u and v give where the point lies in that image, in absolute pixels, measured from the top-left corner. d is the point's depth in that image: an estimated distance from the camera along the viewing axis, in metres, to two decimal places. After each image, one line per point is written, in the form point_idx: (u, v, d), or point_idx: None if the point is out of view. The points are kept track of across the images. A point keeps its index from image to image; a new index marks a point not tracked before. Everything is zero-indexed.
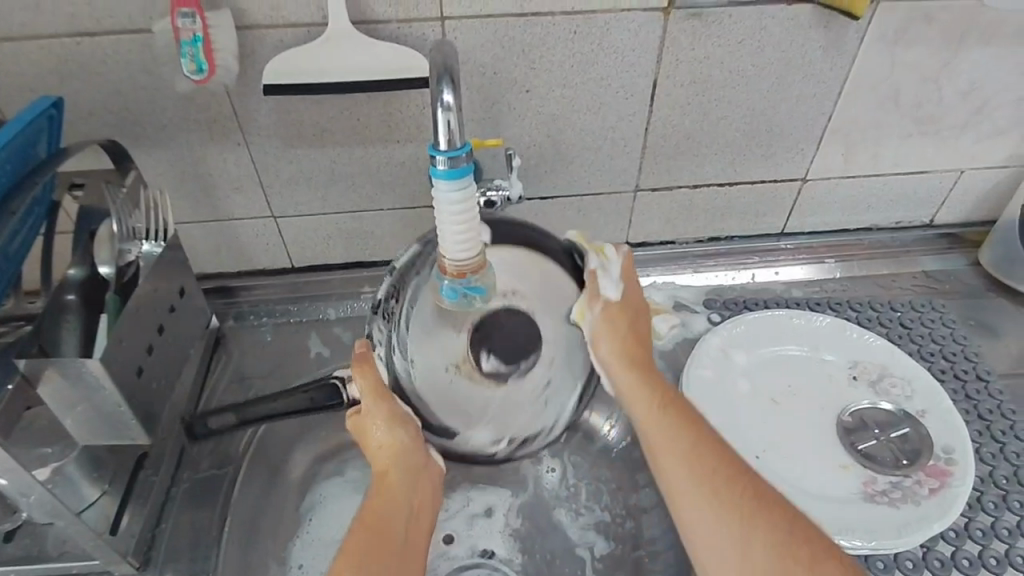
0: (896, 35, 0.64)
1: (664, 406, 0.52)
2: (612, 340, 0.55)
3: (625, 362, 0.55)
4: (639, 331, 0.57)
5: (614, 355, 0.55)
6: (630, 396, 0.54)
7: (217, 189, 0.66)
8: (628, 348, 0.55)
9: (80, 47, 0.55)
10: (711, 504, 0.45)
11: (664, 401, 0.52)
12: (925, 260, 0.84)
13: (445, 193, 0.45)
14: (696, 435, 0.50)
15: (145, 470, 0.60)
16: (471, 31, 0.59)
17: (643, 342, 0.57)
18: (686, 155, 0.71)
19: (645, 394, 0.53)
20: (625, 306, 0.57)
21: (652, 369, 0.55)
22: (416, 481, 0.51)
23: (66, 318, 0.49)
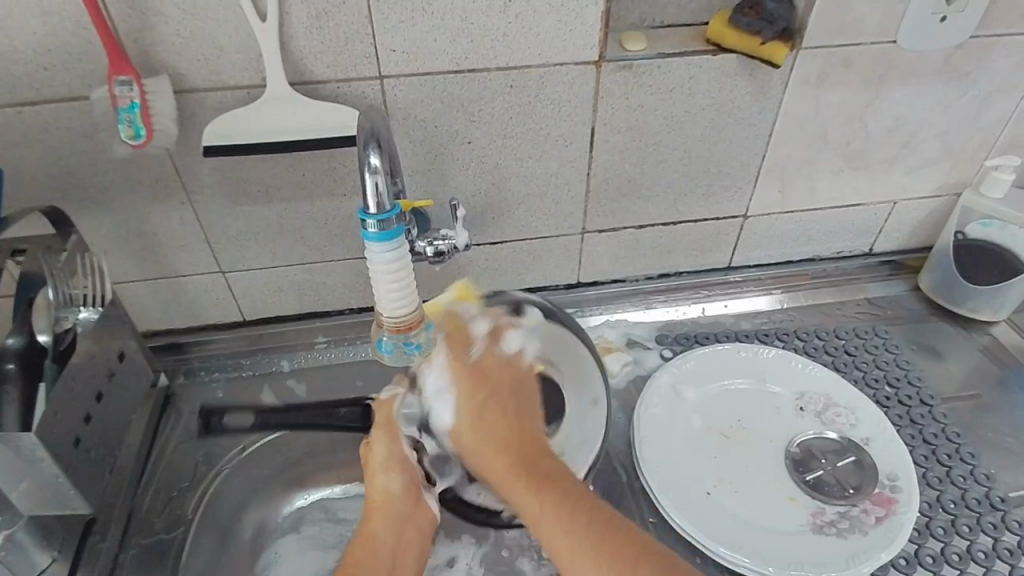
0: (818, 80, 0.68)
1: (530, 483, 0.45)
2: (464, 398, 0.49)
3: (497, 444, 0.47)
4: (524, 408, 0.49)
5: (468, 422, 0.48)
6: (501, 481, 0.47)
7: (163, 248, 0.66)
8: (488, 419, 0.48)
9: (18, 116, 0.56)
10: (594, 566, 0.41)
11: (521, 470, 0.45)
12: (869, 287, 0.87)
13: (378, 254, 0.49)
14: (554, 503, 0.44)
15: (93, 537, 0.60)
16: (410, 88, 0.60)
17: (530, 404, 0.50)
18: (628, 197, 0.73)
19: (507, 464, 0.46)
20: (522, 376, 0.51)
21: (532, 429, 0.49)
22: (401, 531, 0.51)
23: (4, 390, 0.48)
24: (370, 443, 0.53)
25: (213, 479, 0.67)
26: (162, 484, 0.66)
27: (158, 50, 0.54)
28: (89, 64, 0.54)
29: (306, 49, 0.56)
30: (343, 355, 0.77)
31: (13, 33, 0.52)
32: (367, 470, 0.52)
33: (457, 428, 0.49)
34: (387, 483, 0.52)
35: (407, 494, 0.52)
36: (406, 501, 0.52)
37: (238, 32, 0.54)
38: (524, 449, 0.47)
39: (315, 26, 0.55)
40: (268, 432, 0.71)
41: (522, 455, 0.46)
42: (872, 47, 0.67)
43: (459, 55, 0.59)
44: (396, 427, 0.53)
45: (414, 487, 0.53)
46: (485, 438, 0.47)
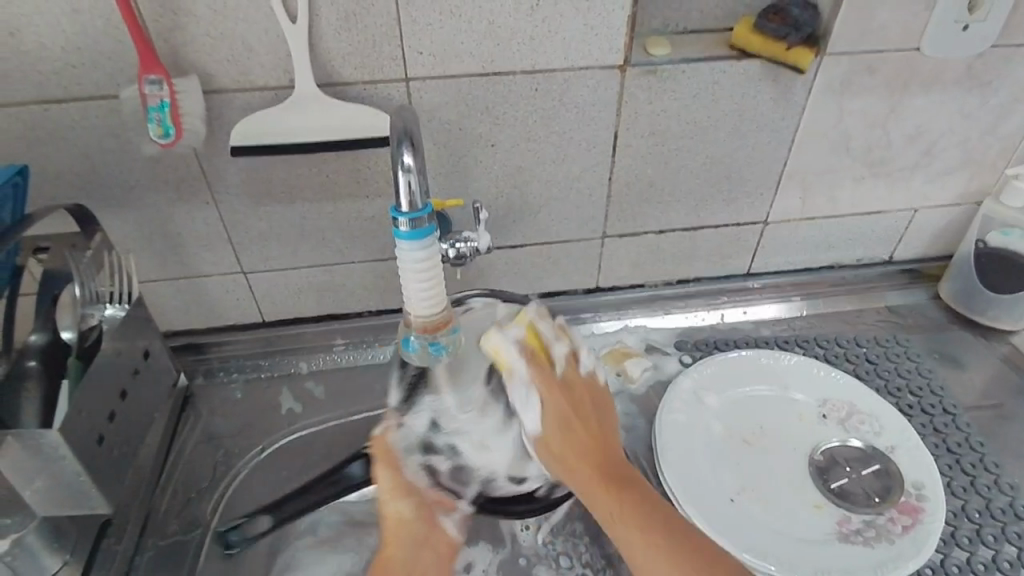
0: (841, 86, 0.68)
1: (615, 495, 0.51)
2: (552, 408, 0.51)
3: (585, 451, 0.51)
4: (605, 422, 0.54)
5: (552, 420, 0.51)
6: (586, 486, 0.51)
7: (186, 248, 0.67)
8: (573, 426, 0.51)
9: (48, 114, 0.56)
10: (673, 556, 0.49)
11: (605, 483, 0.51)
12: (890, 295, 0.86)
13: (412, 256, 0.51)
14: (643, 517, 0.51)
15: (108, 539, 0.59)
16: (435, 90, 0.60)
17: (607, 415, 0.55)
18: (650, 202, 0.73)
19: (596, 480, 0.51)
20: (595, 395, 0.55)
21: (611, 453, 0.53)
22: (418, 549, 0.55)
23: (25, 387, 0.50)
24: (377, 473, 0.55)
25: (233, 481, 0.67)
26: (180, 487, 0.66)
27: (188, 50, 0.54)
28: (120, 63, 0.54)
29: (334, 50, 0.56)
30: (362, 357, 0.77)
31: (46, 32, 0.52)
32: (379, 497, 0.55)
33: (546, 424, 0.51)
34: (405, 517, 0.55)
35: (419, 516, 0.56)
36: (419, 526, 0.56)
37: (268, 33, 0.55)
38: (615, 470, 0.52)
39: (344, 28, 0.55)
40: (286, 434, 0.71)
41: (612, 475, 0.51)
42: (897, 53, 0.66)
43: (485, 58, 0.59)
44: (397, 461, 0.55)
45: (426, 506, 0.56)
46: (558, 433, 0.51)
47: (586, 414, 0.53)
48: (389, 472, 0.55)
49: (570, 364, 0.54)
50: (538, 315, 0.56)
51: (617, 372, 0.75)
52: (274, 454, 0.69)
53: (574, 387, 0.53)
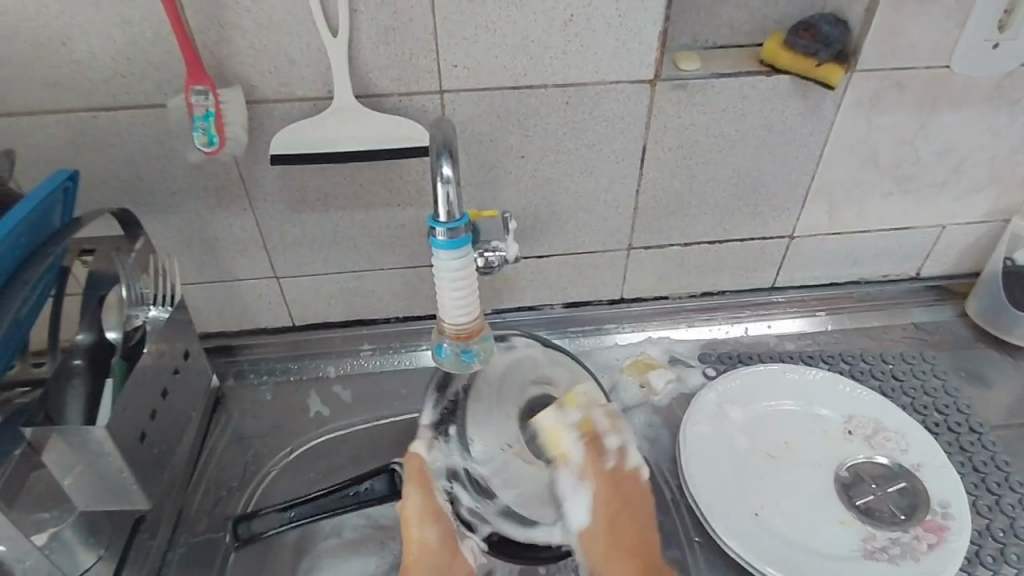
0: (871, 102, 0.68)
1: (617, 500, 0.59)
2: (598, 501, 0.58)
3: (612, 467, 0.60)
4: (640, 509, 0.59)
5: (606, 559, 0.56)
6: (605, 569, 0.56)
7: (223, 253, 0.68)
8: (618, 521, 0.58)
9: (96, 121, 0.58)
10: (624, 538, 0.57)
11: (643, 572, 0.55)
12: (915, 312, 0.85)
13: (447, 266, 0.53)
14: None
15: (141, 535, 0.62)
16: (468, 103, 0.62)
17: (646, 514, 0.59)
18: (676, 215, 0.73)
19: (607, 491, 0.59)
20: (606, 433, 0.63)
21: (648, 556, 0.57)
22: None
23: (71, 385, 0.51)
24: (409, 494, 0.56)
25: (261, 481, 0.68)
26: (211, 484, 0.67)
27: (232, 62, 0.56)
28: (167, 73, 0.56)
29: (372, 63, 0.58)
30: (388, 362, 0.78)
31: (100, 43, 0.54)
32: (405, 520, 0.55)
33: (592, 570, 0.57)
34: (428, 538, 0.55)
35: (446, 545, 0.55)
36: (442, 553, 0.55)
37: (309, 46, 0.56)
38: (642, 557, 0.56)
39: (382, 42, 0.57)
40: (314, 437, 0.72)
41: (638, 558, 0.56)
42: (927, 71, 0.67)
43: (518, 71, 0.60)
44: (426, 482, 0.57)
45: (451, 536, 0.56)
46: (603, 541, 0.57)
47: (624, 525, 0.58)
48: (415, 496, 0.55)
49: (620, 459, 0.60)
50: (588, 411, 0.62)
51: (641, 383, 0.75)
52: (301, 456, 0.71)
53: (623, 480, 0.60)
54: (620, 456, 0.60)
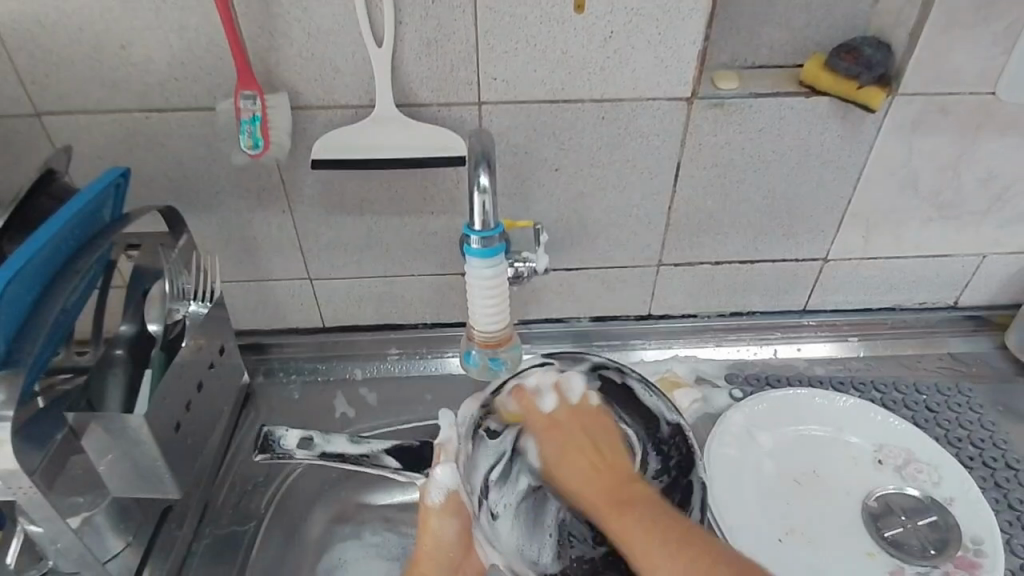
0: (912, 126, 0.67)
1: (614, 509, 0.54)
2: (546, 440, 0.59)
3: (592, 482, 0.56)
4: (601, 441, 0.59)
5: (563, 451, 0.58)
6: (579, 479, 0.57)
7: (260, 252, 0.70)
8: (579, 451, 0.58)
9: (149, 122, 0.61)
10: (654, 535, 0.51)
11: (600, 484, 0.56)
12: (951, 342, 0.83)
13: (479, 275, 0.54)
14: (637, 510, 0.54)
15: (168, 524, 0.63)
16: (506, 114, 0.63)
17: (601, 439, 0.59)
18: (707, 233, 0.73)
19: (597, 496, 0.56)
20: (591, 438, 0.59)
21: (603, 476, 0.57)
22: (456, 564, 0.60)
23: (112, 373, 0.53)
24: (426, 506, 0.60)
25: (285, 480, 0.69)
26: (237, 479, 0.69)
27: (280, 68, 0.58)
28: (218, 77, 0.58)
29: (413, 73, 0.60)
30: (414, 367, 0.79)
31: (156, 47, 0.57)
32: (426, 516, 0.60)
33: (548, 456, 0.59)
34: (438, 523, 0.60)
35: (458, 541, 0.60)
36: (454, 547, 0.60)
37: (355, 55, 0.58)
38: (615, 490, 0.56)
39: (424, 53, 0.59)
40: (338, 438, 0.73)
41: (607, 491, 0.56)
42: (971, 97, 0.66)
43: (555, 85, 0.61)
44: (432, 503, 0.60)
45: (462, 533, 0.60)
46: (572, 473, 0.58)
47: (580, 440, 0.59)
48: (432, 507, 0.60)
49: (553, 396, 0.61)
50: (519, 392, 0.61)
51: (666, 401, 0.75)
52: None
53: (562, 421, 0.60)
54: (568, 395, 0.61)
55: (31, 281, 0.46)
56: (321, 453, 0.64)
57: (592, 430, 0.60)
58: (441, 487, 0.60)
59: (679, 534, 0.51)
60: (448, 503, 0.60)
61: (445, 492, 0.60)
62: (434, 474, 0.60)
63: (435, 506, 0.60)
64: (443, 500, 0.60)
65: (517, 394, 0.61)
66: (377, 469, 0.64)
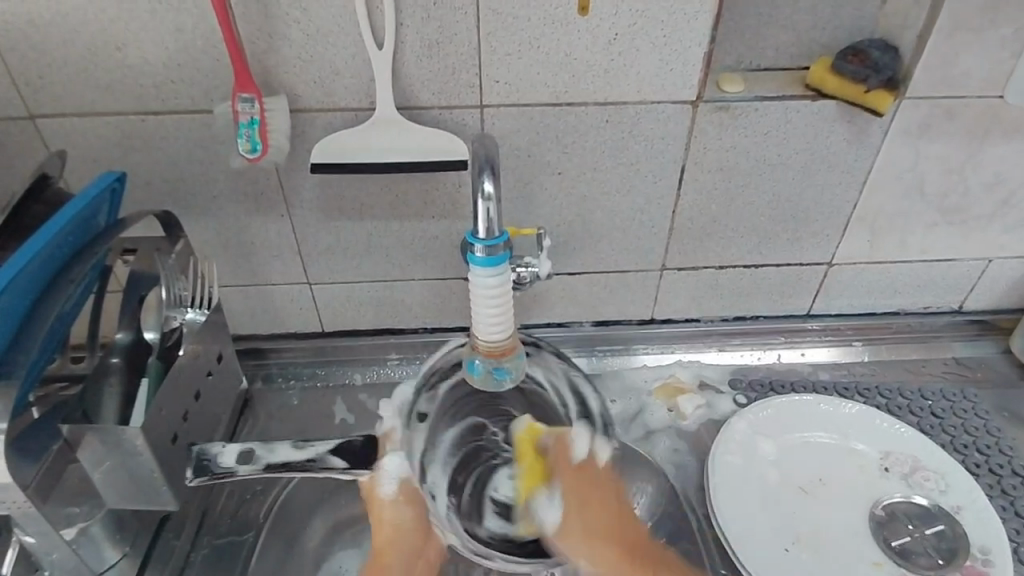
0: (919, 130, 0.66)
1: (620, 552, 0.53)
2: (568, 488, 0.56)
3: (597, 536, 0.54)
4: (615, 505, 0.56)
5: (579, 505, 0.55)
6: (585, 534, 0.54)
7: (258, 257, 0.69)
8: (591, 502, 0.55)
9: (145, 124, 0.59)
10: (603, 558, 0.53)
11: (617, 547, 0.54)
12: (955, 346, 0.82)
13: (483, 283, 0.50)
14: (639, 556, 0.54)
15: (166, 534, 0.62)
16: (508, 117, 0.62)
17: (620, 503, 0.56)
18: (711, 237, 0.72)
19: (608, 547, 0.53)
20: (590, 473, 0.57)
21: (624, 522, 0.55)
22: (416, 555, 0.56)
23: (108, 383, 0.52)
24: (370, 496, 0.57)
25: (285, 487, 0.68)
26: (236, 487, 0.68)
27: (279, 71, 0.57)
28: (216, 79, 0.57)
29: (414, 76, 0.59)
30: (414, 373, 0.78)
31: (152, 48, 0.56)
32: (372, 503, 0.57)
33: (565, 494, 0.56)
34: (391, 511, 0.57)
35: (413, 527, 0.57)
36: (411, 535, 0.57)
37: (354, 57, 0.57)
38: (631, 544, 0.54)
39: (425, 55, 0.58)
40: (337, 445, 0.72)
41: (626, 549, 0.54)
42: (979, 101, 0.65)
43: (558, 88, 0.60)
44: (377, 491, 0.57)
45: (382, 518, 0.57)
46: (572, 519, 0.55)
47: (598, 494, 0.56)
48: (383, 494, 0.57)
49: (563, 451, 0.58)
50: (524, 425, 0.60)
51: (670, 407, 0.74)
52: None
53: (572, 469, 0.57)
54: (588, 450, 0.58)
55: (25, 290, 0.45)
56: (264, 466, 0.54)
57: (600, 475, 0.58)
58: (392, 477, 0.57)
59: (659, 563, 0.54)
60: (400, 491, 0.57)
61: (396, 480, 0.57)
62: (379, 464, 0.57)
63: (386, 495, 0.57)
64: (394, 490, 0.57)
65: (557, 433, 0.59)
66: (325, 472, 0.55)
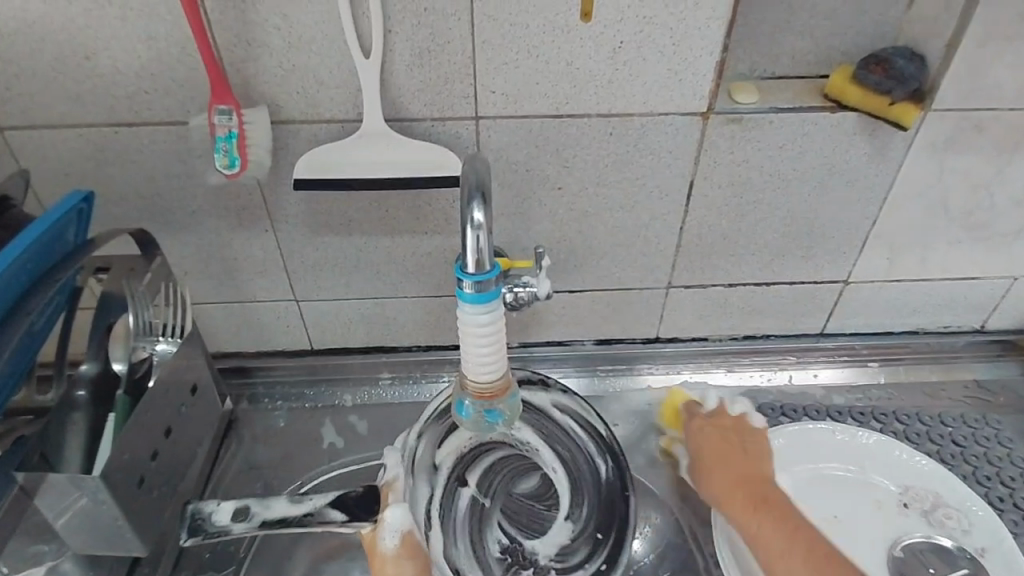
0: (945, 143, 0.62)
1: (752, 509, 0.57)
2: (722, 483, 0.60)
3: (743, 498, 0.58)
4: (759, 466, 0.61)
5: (725, 489, 0.60)
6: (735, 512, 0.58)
7: (241, 273, 0.66)
8: (740, 477, 0.60)
9: (118, 136, 0.56)
10: (795, 546, 0.54)
11: (751, 504, 0.58)
12: (975, 367, 0.78)
13: (472, 317, 0.43)
14: (797, 534, 0.55)
15: (140, 571, 0.58)
16: (505, 129, 0.58)
17: (759, 464, 0.61)
18: (721, 254, 0.68)
19: (742, 506, 0.58)
20: (732, 438, 0.63)
21: (761, 493, 0.58)
22: None
23: (71, 419, 0.48)
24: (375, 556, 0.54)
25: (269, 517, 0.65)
26: None
27: (259, 80, 0.53)
28: (192, 90, 0.53)
29: (404, 85, 0.55)
30: (407, 393, 0.74)
31: (123, 56, 0.52)
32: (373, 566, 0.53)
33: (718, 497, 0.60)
34: (394, 567, 0.53)
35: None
36: None
37: (339, 66, 0.53)
38: (761, 499, 0.58)
39: (416, 64, 0.54)
40: (325, 470, 0.68)
41: (755, 501, 0.58)
42: (1010, 113, 0.60)
43: (559, 100, 0.56)
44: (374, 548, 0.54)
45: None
46: (729, 493, 0.59)
47: (746, 453, 0.62)
48: (384, 551, 0.53)
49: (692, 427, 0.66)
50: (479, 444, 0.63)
51: None
52: (312, 491, 0.67)
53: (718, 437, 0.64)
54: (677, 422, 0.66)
55: None
56: (260, 522, 0.55)
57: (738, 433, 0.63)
58: (394, 529, 0.54)
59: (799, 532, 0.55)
60: (403, 545, 0.54)
61: (398, 534, 0.54)
62: (382, 516, 0.54)
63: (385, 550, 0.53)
64: (397, 545, 0.54)
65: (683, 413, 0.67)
66: (324, 525, 0.55)
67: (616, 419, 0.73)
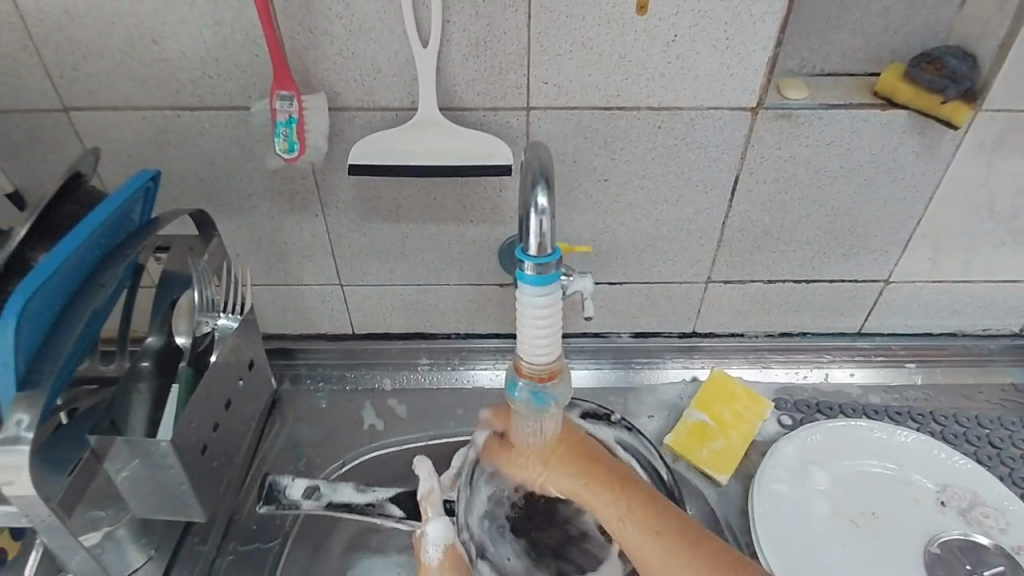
0: (995, 143, 0.61)
1: (633, 511, 0.49)
2: (567, 469, 0.53)
3: (620, 504, 0.50)
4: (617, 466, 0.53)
5: (572, 483, 0.52)
6: (597, 502, 0.51)
7: (291, 257, 0.67)
8: (596, 464, 0.53)
9: (181, 120, 0.58)
10: (687, 569, 0.46)
11: (616, 492, 0.51)
12: (1013, 372, 0.78)
13: (532, 301, 0.43)
14: (663, 533, 0.48)
15: (192, 538, 0.61)
16: (555, 120, 0.59)
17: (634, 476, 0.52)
18: (762, 250, 0.68)
19: (627, 508, 0.50)
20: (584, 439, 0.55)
21: (635, 487, 0.51)
22: None
23: (138, 387, 0.50)
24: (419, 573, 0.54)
25: (313, 493, 0.67)
26: (263, 491, 0.66)
27: (319, 67, 0.55)
28: (254, 76, 0.55)
29: (459, 75, 0.56)
30: (445, 379, 0.76)
31: (189, 42, 0.53)
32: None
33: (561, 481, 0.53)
34: None
35: None
36: None
37: (397, 55, 0.54)
38: (639, 495, 0.50)
39: (472, 55, 0.55)
40: (366, 450, 0.70)
41: (631, 496, 0.50)
42: None
43: (610, 92, 0.57)
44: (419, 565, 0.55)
45: None
46: (607, 500, 0.51)
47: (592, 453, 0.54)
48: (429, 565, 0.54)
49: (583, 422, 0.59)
50: None
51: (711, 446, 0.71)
52: (353, 470, 0.69)
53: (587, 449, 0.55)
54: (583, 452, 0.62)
55: (54, 295, 0.43)
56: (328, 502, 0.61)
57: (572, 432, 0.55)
58: (435, 544, 0.55)
59: (681, 538, 0.47)
60: (446, 559, 0.55)
61: (440, 548, 0.55)
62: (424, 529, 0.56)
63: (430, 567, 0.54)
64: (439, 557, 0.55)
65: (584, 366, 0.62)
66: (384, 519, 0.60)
67: (651, 411, 0.73)
